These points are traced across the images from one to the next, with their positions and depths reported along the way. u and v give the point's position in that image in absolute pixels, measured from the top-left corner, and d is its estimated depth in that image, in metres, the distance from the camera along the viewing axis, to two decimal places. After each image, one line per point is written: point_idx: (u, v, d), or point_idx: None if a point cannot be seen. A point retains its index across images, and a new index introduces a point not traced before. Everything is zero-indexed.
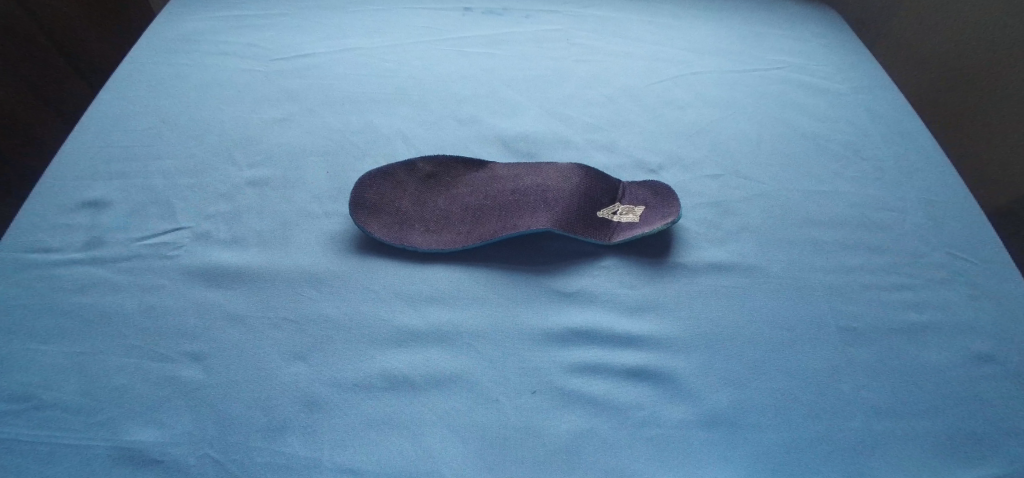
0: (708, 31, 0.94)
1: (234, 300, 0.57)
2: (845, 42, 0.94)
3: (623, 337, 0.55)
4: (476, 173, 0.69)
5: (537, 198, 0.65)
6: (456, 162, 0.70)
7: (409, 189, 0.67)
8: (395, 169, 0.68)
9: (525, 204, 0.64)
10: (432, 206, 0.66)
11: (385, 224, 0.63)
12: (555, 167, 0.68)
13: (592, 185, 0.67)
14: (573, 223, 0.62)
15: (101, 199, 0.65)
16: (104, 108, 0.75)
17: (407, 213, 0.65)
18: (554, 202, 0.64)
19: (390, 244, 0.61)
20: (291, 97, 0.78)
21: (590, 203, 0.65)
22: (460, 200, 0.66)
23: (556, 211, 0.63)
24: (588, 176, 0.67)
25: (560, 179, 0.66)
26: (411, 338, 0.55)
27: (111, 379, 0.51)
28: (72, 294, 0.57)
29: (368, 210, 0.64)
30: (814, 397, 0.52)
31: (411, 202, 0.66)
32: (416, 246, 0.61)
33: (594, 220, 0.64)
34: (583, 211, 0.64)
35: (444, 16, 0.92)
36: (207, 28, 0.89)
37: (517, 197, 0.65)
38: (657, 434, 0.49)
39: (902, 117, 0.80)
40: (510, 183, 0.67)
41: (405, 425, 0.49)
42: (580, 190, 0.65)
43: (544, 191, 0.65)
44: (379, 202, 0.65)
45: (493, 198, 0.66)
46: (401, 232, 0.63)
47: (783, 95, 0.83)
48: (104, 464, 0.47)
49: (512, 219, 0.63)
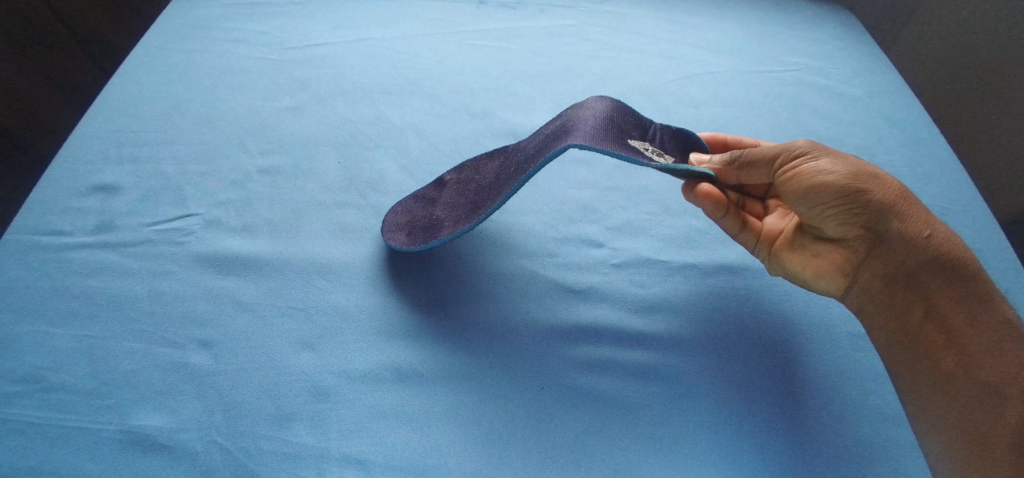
0: (723, 30, 0.93)
1: (243, 288, 0.57)
2: (860, 45, 0.93)
3: (632, 335, 0.55)
4: (501, 156, 0.64)
5: (558, 131, 0.57)
6: (482, 159, 0.66)
7: (440, 198, 0.64)
8: (425, 191, 0.65)
9: (546, 141, 0.57)
10: (462, 203, 0.61)
11: (417, 237, 0.60)
12: (576, 104, 0.61)
13: (614, 112, 0.59)
14: (604, 140, 0.53)
15: (111, 184, 0.65)
16: (117, 92, 0.75)
17: (439, 217, 0.61)
18: (570, 127, 0.56)
19: (425, 249, 0.59)
20: (303, 86, 0.78)
21: (619, 131, 0.57)
22: (486, 184, 0.61)
23: (582, 130, 0.54)
24: (608, 105, 0.59)
25: (583, 110, 0.58)
26: (419, 331, 0.54)
27: (120, 364, 0.52)
28: (82, 278, 0.57)
29: (402, 227, 0.61)
30: (824, 402, 0.51)
31: (443, 209, 0.62)
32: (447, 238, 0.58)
33: (626, 144, 0.55)
34: (605, 130, 0.55)
35: (456, 8, 0.92)
36: (219, 14, 0.88)
37: (534, 144, 0.59)
38: (664, 434, 0.49)
39: (917, 122, 0.79)
40: (531, 141, 0.61)
41: (413, 418, 0.49)
42: (597, 113, 0.58)
43: (561, 125, 0.58)
44: (411, 219, 0.62)
45: (514, 161, 0.60)
46: (434, 233, 0.59)
47: (797, 97, 0.82)
48: (112, 448, 0.47)
49: (533, 154, 0.56)
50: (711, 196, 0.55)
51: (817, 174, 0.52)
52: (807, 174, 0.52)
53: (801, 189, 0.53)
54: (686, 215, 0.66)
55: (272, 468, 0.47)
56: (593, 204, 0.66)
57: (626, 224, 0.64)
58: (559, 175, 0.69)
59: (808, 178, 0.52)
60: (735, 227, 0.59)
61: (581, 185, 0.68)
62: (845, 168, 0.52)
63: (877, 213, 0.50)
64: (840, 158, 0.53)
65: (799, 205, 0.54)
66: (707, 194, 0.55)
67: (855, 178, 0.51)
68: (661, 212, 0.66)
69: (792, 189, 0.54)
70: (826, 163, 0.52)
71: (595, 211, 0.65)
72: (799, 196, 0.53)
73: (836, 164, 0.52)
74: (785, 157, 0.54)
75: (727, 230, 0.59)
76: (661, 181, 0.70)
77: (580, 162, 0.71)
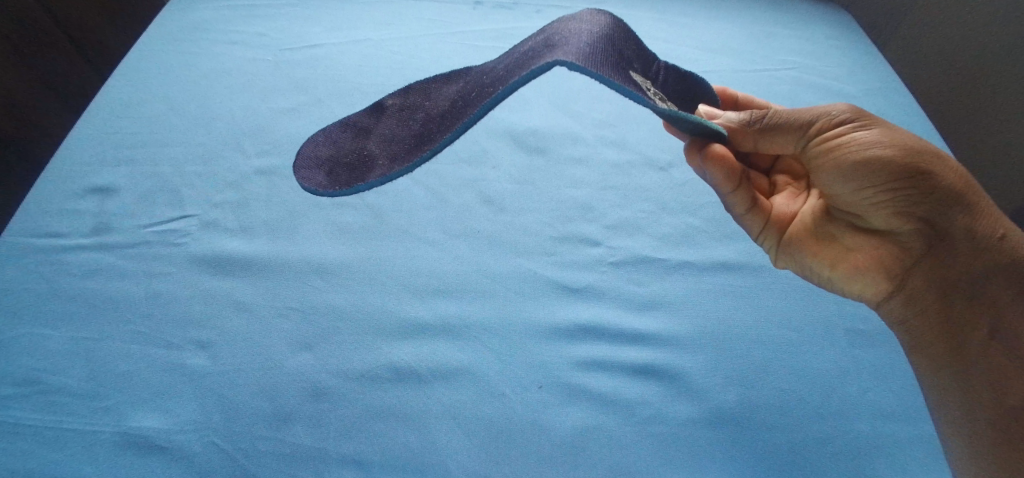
0: (718, 30, 0.93)
1: (241, 289, 0.57)
2: (854, 44, 0.94)
3: (630, 333, 0.55)
4: (456, 82, 0.51)
5: (539, 47, 0.44)
6: (431, 84, 0.53)
7: (376, 128, 0.53)
8: (358, 118, 0.55)
9: (522, 60, 0.44)
10: (400, 135, 0.50)
11: (340, 178, 0.50)
12: (568, 15, 0.48)
13: (611, 34, 0.47)
14: (599, 64, 0.41)
15: (109, 186, 0.65)
16: (113, 94, 0.75)
17: (370, 153, 0.51)
18: (553, 44, 0.43)
19: (345, 193, 0.49)
20: (300, 87, 0.78)
21: (618, 58, 0.45)
22: (433, 113, 0.49)
23: (573, 47, 0.41)
24: (603, 24, 0.47)
25: (575, 24, 0.45)
26: (418, 330, 0.54)
27: (117, 365, 0.51)
28: (80, 280, 0.57)
29: (324, 165, 0.52)
30: (823, 398, 0.51)
31: (377, 142, 0.51)
32: (371, 182, 0.47)
33: (623, 73, 0.43)
34: (599, 52, 0.43)
35: (453, 9, 0.92)
36: (215, 16, 0.88)
37: (503, 68, 0.46)
38: (663, 431, 0.49)
39: (912, 119, 0.80)
40: (497, 65, 0.48)
41: (412, 418, 0.49)
42: (590, 31, 0.45)
43: (540, 42, 0.45)
44: (335, 153, 0.53)
45: (472, 87, 0.47)
46: (361, 174, 0.49)
47: (793, 96, 0.82)
48: (109, 449, 0.47)
49: (501, 79, 0.43)
50: (724, 159, 0.50)
51: (864, 147, 0.50)
52: (852, 146, 0.51)
53: (846, 164, 0.51)
54: (684, 213, 0.66)
55: (271, 468, 0.46)
56: (590, 203, 0.66)
57: (623, 222, 0.65)
58: (557, 175, 0.70)
59: (854, 149, 0.51)
60: (743, 204, 0.57)
61: (579, 184, 0.68)
62: (892, 141, 0.51)
63: (935, 202, 0.49)
64: (891, 137, 0.51)
65: (834, 178, 0.52)
66: (722, 157, 0.50)
67: (914, 164, 0.49)
68: (658, 210, 0.66)
69: (836, 166, 0.51)
70: (874, 136, 0.51)
71: (593, 209, 0.66)
72: (840, 168, 0.51)
73: (892, 147, 0.50)
74: (827, 125, 0.52)
75: (733, 206, 0.57)
76: (658, 180, 0.70)
77: (578, 162, 0.71)
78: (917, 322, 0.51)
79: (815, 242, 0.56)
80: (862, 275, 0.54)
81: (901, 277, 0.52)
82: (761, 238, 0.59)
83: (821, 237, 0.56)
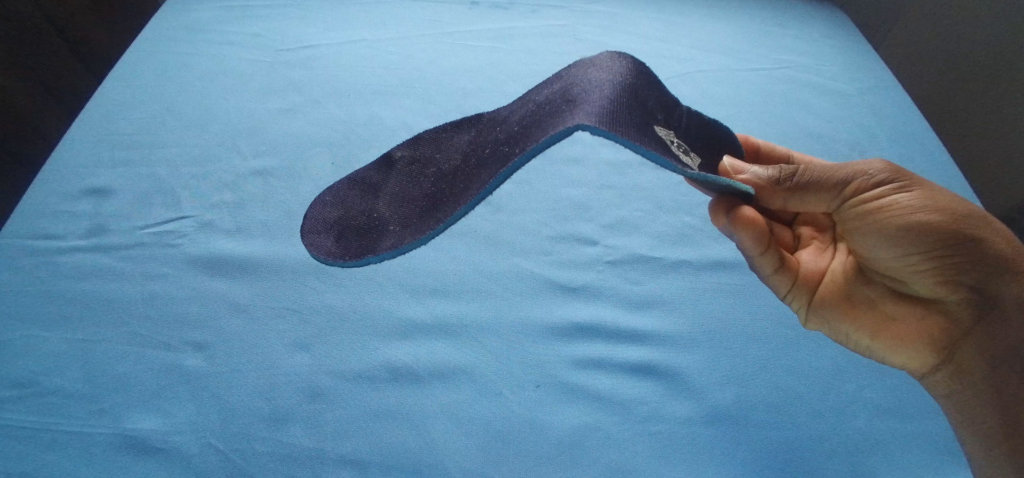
0: (714, 29, 0.94)
1: (237, 290, 0.57)
2: (850, 42, 0.94)
3: (627, 332, 0.55)
4: (468, 133, 0.49)
5: (558, 108, 0.39)
6: (442, 133, 0.51)
7: (385, 185, 0.50)
8: (366, 173, 0.52)
9: (540, 122, 0.39)
10: (411, 196, 0.47)
11: (349, 246, 0.47)
12: (587, 67, 0.43)
13: (632, 81, 0.42)
14: (628, 128, 0.36)
15: (104, 187, 0.65)
16: (108, 96, 0.75)
17: (380, 216, 0.47)
18: (573, 102, 0.39)
19: (354, 265, 0.46)
20: (296, 88, 0.78)
21: (643, 115, 0.40)
22: (446, 171, 0.46)
23: (597, 109, 0.37)
24: (623, 70, 0.43)
25: (595, 80, 0.41)
26: (415, 330, 0.54)
27: (113, 367, 0.51)
28: (75, 281, 0.57)
29: (333, 230, 0.49)
30: (819, 396, 0.52)
31: (387, 203, 0.48)
32: (382, 254, 0.44)
33: (651, 136, 0.39)
34: (623, 108, 0.38)
35: (449, 9, 0.92)
36: (211, 17, 0.88)
37: (518, 124, 0.42)
38: (661, 430, 0.49)
39: (907, 117, 0.80)
40: (512, 118, 0.44)
41: (408, 418, 0.49)
42: (611, 82, 0.40)
43: (557, 96, 0.42)
44: (343, 215, 0.50)
45: (486, 144, 0.43)
46: (371, 243, 0.46)
47: (788, 95, 0.82)
48: (106, 451, 0.47)
49: (519, 143, 0.39)
50: (754, 223, 0.47)
51: (908, 210, 0.49)
52: (895, 210, 0.49)
53: (886, 229, 0.50)
54: (680, 212, 0.66)
55: (267, 469, 0.46)
56: (587, 203, 0.66)
57: (620, 222, 0.65)
58: (553, 174, 0.70)
59: (897, 213, 0.49)
60: (770, 265, 0.53)
61: (575, 184, 0.68)
62: (936, 205, 0.49)
63: (982, 272, 0.47)
64: (935, 200, 0.50)
65: (877, 239, 0.51)
66: (752, 221, 0.47)
67: (960, 231, 0.48)
68: (655, 210, 0.66)
69: (876, 231, 0.50)
70: (917, 198, 0.49)
71: (589, 209, 0.66)
72: (882, 231, 0.50)
73: (936, 212, 0.49)
74: (865, 185, 0.50)
75: (760, 267, 0.54)
76: (655, 180, 0.70)
77: (574, 161, 0.71)
78: (966, 396, 0.48)
79: (850, 305, 0.54)
80: (905, 344, 0.52)
81: (948, 347, 0.50)
82: (789, 299, 0.56)
83: (856, 300, 0.54)
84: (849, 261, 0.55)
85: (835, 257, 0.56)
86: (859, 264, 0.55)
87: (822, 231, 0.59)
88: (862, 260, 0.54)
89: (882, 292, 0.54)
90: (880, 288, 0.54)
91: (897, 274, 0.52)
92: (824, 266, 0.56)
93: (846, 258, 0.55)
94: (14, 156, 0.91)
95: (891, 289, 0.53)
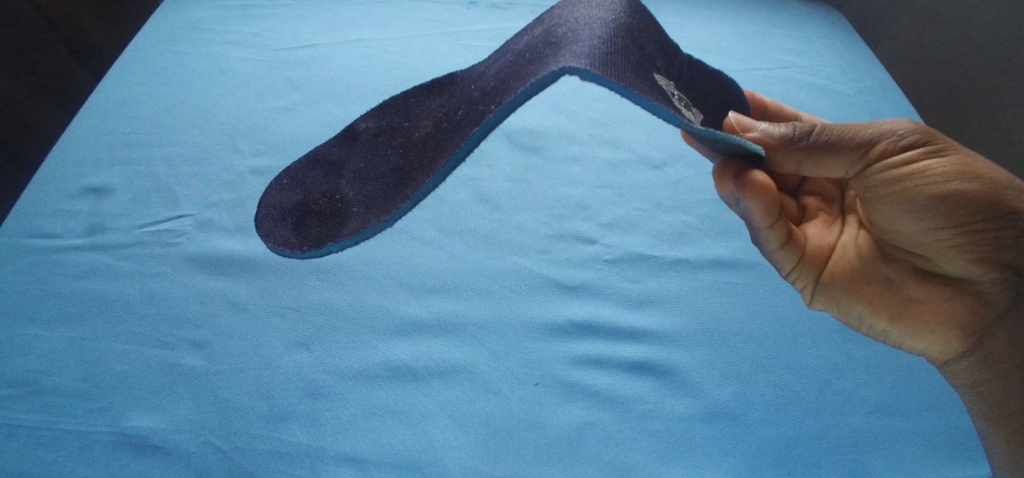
0: (712, 30, 0.94)
1: (236, 289, 0.57)
2: (847, 43, 0.95)
3: (626, 330, 0.55)
4: (439, 97, 0.45)
5: (544, 50, 0.36)
6: (409, 100, 0.48)
7: (348, 162, 0.47)
8: (326, 152, 0.49)
9: (525, 67, 0.36)
10: (377, 170, 0.44)
11: (311, 233, 0.43)
12: (579, 5, 0.39)
13: (627, 21, 0.39)
14: (625, 73, 0.33)
15: (102, 186, 0.65)
16: (107, 95, 0.75)
17: (344, 198, 0.44)
18: (560, 44, 0.35)
19: (313, 255, 0.42)
20: (295, 87, 0.78)
21: (641, 59, 0.37)
22: (415, 139, 0.43)
23: (589, 49, 0.33)
24: (617, 9, 0.39)
25: (586, 18, 0.37)
26: (415, 329, 0.54)
27: (113, 366, 0.51)
28: (74, 281, 0.57)
29: (290, 217, 0.46)
30: (816, 393, 0.52)
31: (350, 183, 0.45)
32: (344, 241, 0.40)
33: (651, 83, 0.35)
34: (618, 49, 0.34)
35: (449, 9, 0.92)
36: (210, 17, 0.88)
37: (496, 77, 0.39)
38: (660, 426, 0.49)
39: (904, 116, 0.80)
40: (489, 72, 0.41)
41: (409, 416, 0.49)
42: (604, 20, 0.37)
43: (541, 40, 0.38)
44: (303, 200, 0.47)
45: (460, 105, 0.40)
46: (332, 230, 0.42)
47: (786, 95, 0.83)
48: (105, 450, 0.47)
49: (498, 95, 0.35)
50: (766, 191, 0.44)
51: (940, 178, 0.45)
52: (928, 177, 0.46)
53: (914, 200, 0.46)
54: (678, 211, 0.67)
55: (266, 467, 0.46)
56: (586, 202, 0.67)
57: (618, 220, 0.65)
58: (552, 174, 0.70)
59: (927, 181, 0.46)
60: (776, 239, 0.51)
61: (574, 183, 0.69)
62: (972, 173, 0.45)
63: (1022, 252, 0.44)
64: (971, 166, 0.46)
65: (900, 211, 0.47)
66: (763, 187, 0.44)
67: (1000, 204, 0.44)
68: (653, 209, 0.66)
69: (904, 202, 0.47)
70: (951, 164, 0.46)
71: (588, 208, 0.66)
72: (909, 201, 0.46)
73: (974, 182, 0.45)
74: (892, 147, 0.46)
75: (765, 241, 0.51)
76: (653, 178, 0.70)
77: (573, 161, 0.72)
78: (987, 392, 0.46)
79: (863, 283, 0.51)
80: (928, 330, 0.49)
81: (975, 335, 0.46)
82: (794, 277, 0.54)
83: (870, 278, 0.51)
84: (859, 236, 0.53)
85: (844, 231, 0.54)
86: (874, 239, 0.52)
87: (829, 203, 0.57)
88: (880, 235, 0.51)
89: (904, 273, 0.50)
90: (900, 265, 0.50)
91: (921, 250, 0.49)
92: (832, 240, 0.54)
93: (856, 232, 0.53)
94: (14, 157, 0.90)
95: (912, 267, 0.50)
